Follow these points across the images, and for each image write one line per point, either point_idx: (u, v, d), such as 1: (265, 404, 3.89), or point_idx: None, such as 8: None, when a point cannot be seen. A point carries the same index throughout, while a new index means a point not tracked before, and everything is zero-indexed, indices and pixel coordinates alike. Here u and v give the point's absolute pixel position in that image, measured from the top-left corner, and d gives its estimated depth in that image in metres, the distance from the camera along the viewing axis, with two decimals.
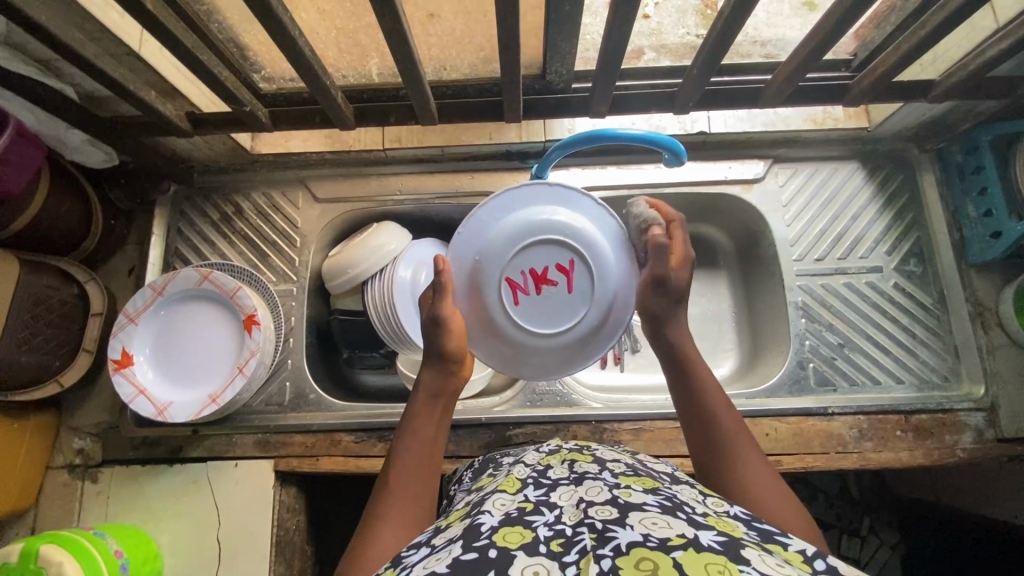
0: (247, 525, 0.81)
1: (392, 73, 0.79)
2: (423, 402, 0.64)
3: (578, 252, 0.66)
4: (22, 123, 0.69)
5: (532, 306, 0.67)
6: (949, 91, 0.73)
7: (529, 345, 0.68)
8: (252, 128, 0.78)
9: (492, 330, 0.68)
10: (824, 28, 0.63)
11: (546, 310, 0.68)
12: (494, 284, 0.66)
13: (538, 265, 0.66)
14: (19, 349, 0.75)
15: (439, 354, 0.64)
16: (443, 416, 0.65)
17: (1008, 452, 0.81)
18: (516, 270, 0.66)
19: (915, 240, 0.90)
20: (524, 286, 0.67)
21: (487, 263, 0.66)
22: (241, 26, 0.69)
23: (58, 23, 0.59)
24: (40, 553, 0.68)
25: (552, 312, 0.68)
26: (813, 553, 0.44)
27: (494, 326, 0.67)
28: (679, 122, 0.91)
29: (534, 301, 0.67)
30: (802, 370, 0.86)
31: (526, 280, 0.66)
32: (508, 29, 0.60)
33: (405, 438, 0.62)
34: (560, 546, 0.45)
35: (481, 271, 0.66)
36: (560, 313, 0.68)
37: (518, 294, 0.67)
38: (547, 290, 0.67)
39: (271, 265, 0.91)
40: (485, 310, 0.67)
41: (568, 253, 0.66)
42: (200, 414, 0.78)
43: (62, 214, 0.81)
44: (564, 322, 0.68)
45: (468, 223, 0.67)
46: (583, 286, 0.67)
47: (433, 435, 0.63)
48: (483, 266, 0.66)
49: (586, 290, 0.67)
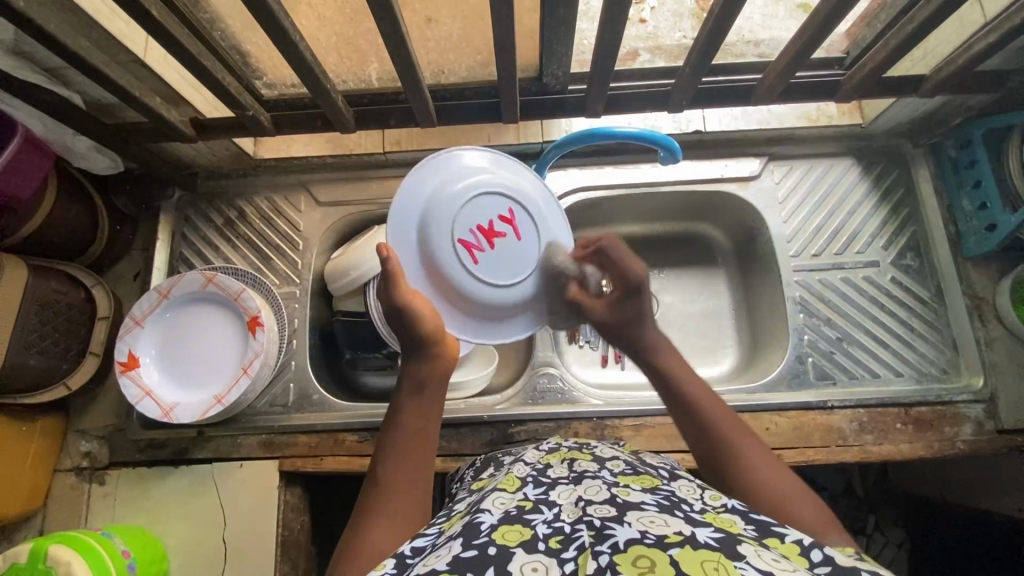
0: (252, 526, 0.82)
1: (390, 77, 0.81)
2: (404, 396, 0.65)
3: (513, 199, 0.70)
4: (30, 130, 0.71)
5: (493, 259, 0.69)
6: (939, 85, 0.75)
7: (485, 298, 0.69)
8: (255, 133, 0.79)
9: (458, 299, 0.68)
10: (812, 25, 0.65)
11: (494, 260, 0.69)
12: (447, 248, 0.66)
13: (484, 220, 0.68)
14: (27, 351, 0.76)
15: (418, 341, 0.66)
16: (434, 407, 0.66)
17: (1008, 443, 0.81)
18: (464, 229, 0.67)
19: (911, 235, 0.91)
20: (476, 245, 0.68)
21: (434, 234, 0.66)
22: (243, 33, 0.71)
23: (66, 32, 0.60)
24: (49, 553, 0.69)
25: (507, 262, 0.69)
26: (809, 544, 0.45)
27: (456, 291, 0.68)
28: (673, 120, 0.92)
29: (490, 256, 0.68)
30: (801, 364, 0.87)
31: (478, 237, 0.68)
32: (504, 32, 0.62)
33: (390, 430, 0.64)
34: (559, 542, 0.46)
35: (429, 251, 0.67)
36: (512, 263, 0.70)
37: (471, 252, 0.67)
38: (501, 241, 0.69)
39: (274, 269, 0.92)
40: (445, 280, 0.67)
41: (503, 202, 0.69)
42: (206, 414, 0.79)
43: (67, 220, 0.83)
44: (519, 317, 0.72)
45: (393, 215, 0.67)
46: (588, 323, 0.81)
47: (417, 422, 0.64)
48: (431, 230, 0.66)
49: (529, 229, 0.71)
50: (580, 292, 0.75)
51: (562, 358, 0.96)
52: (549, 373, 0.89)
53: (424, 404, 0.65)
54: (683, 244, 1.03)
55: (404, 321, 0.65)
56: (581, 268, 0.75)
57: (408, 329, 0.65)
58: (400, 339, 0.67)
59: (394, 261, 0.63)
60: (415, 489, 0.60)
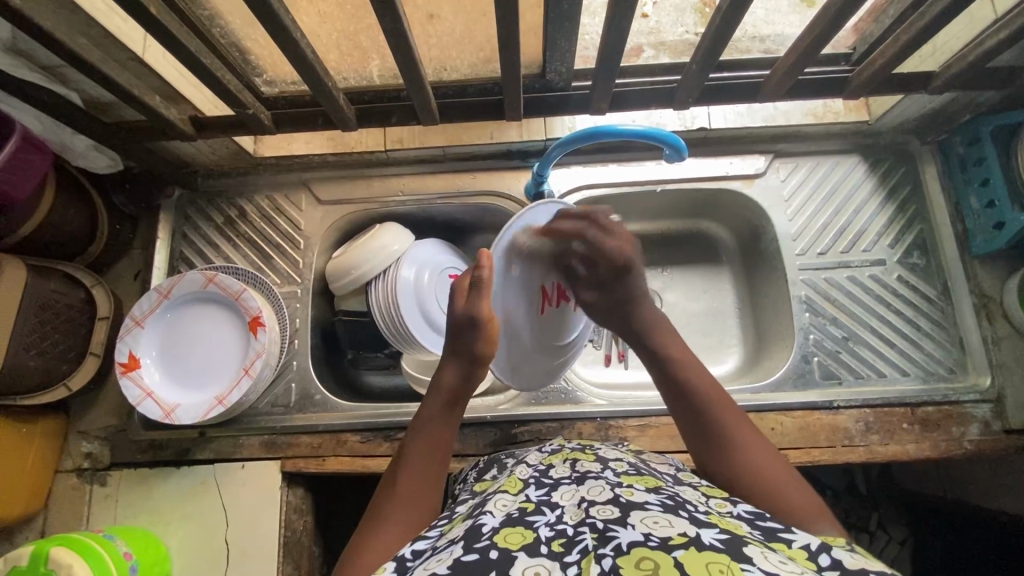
0: (255, 526, 0.82)
1: (392, 74, 0.80)
2: (437, 407, 0.67)
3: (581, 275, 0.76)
4: (28, 129, 0.70)
5: (554, 316, 0.75)
6: (949, 82, 0.74)
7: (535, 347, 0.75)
8: (255, 131, 0.78)
9: (514, 337, 0.73)
10: (822, 22, 0.64)
11: (559, 320, 0.76)
12: (530, 293, 0.72)
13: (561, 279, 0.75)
14: (27, 353, 0.75)
15: (471, 355, 0.68)
16: (457, 418, 0.68)
17: (1015, 443, 0.80)
18: (548, 280, 0.73)
19: (918, 233, 0.90)
20: (548, 299, 0.74)
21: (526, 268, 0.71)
22: (243, 30, 0.70)
23: (64, 30, 0.60)
24: (50, 556, 0.69)
25: (564, 322, 0.77)
26: (817, 548, 0.44)
27: (518, 333, 0.73)
28: (678, 117, 0.90)
29: (554, 313, 0.75)
30: (807, 364, 0.86)
31: (553, 292, 0.74)
32: (508, 30, 0.61)
33: (416, 433, 0.65)
34: (561, 546, 0.45)
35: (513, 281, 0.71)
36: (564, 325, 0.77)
37: (544, 303, 0.74)
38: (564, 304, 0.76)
39: (275, 267, 0.92)
40: (515, 320, 0.72)
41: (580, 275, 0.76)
42: (208, 415, 0.79)
43: (66, 220, 0.82)
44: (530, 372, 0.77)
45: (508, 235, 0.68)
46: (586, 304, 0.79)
47: (445, 436, 0.66)
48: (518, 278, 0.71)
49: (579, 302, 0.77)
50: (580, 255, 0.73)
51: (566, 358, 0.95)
52: None
53: (450, 419, 0.67)
54: (687, 242, 1.03)
55: (467, 329, 0.67)
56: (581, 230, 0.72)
57: (471, 339, 0.67)
58: (452, 343, 0.69)
59: (487, 276, 0.67)
60: (429, 495, 0.62)
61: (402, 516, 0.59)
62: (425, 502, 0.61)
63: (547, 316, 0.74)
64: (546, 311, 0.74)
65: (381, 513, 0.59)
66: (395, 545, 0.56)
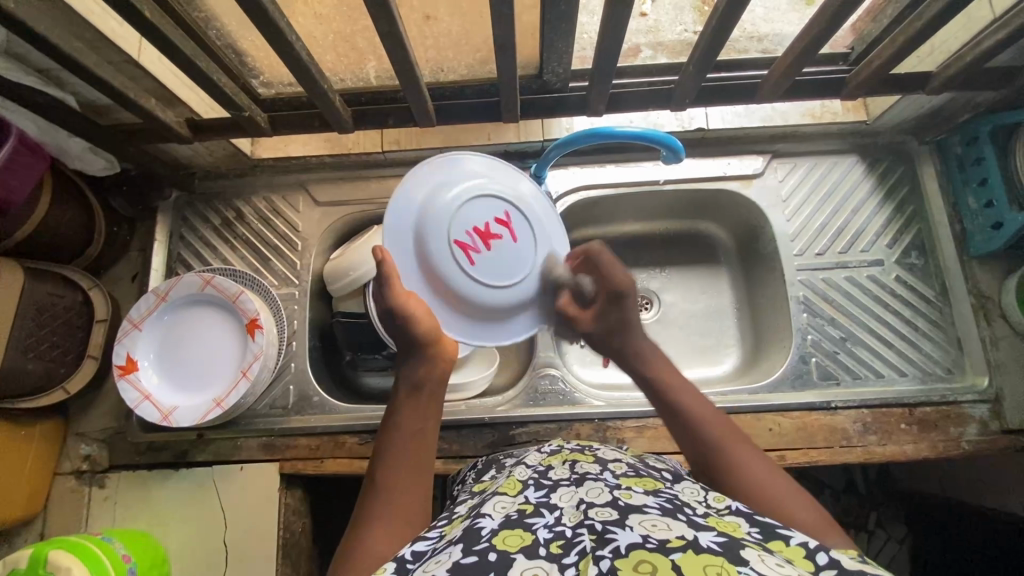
0: (253, 528, 0.82)
1: (389, 75, 0.80)
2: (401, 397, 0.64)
3: (508, 202, 0.68)
4: (23, 131, 0.70)
5: (489, 261, 0.66)
6: (947, 82, 0.73)
7: (481, 302, 0.66)
8: (252, 133, 0.78)
9: (448, 296, 0.66)
10: (819, 22, 0.63)
11: (498, 264, 0.66)
12: (443, 248, 0.64)
13: (480, 221, 0.65)
14: (25, 356, 0.75)
15: (409, 344, 0.64)
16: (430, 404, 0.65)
17: (1012, 444, 0.81)
18: (461, 229, 0.65)
19: (916, 233, 0.90)
20: (471, 246, 0.65)
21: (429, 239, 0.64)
22: (238, 31, 0.69)
23: (59, 34, 0.59)
24: (48, 558, 0.69)
25: (507, 263, 0.67)
26: (815, 547, 0.44)
27: (449, 292, 0.65)
28: (676, 118, 0.90)
29: (488, 258, 0.66)
30: (805, 364, 0.86)
31: (473, 238, 0.65)
32: (504, 32, 0.60)
33: (390, 433, 0.63)
34: (560, 548, 0.45)
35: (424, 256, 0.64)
36: (512, 266, 0.67)
37: (468, 254, 0.65)
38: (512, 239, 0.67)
39: (273, 269, 0.92)
40: (439, 279, 0.65)
41: (504, 204, 0.67)
42: (205, 418, 0.79)
43: (63, 222, 0.82)
44: (520, 316, 0.70)
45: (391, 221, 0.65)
46: (523, 231, 0.68)
47: (420, 424, 0.63)
48: (426, 238, 0.64)
49: (525, 227, 0.68)
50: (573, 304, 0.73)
51: (564, 359, 0.95)
52: (550, 374, 0.89)
53: (422, 407, 0.64)
54: (685, 242, 1.02)
55: (398, 325, 0.63)
56: (575, 279, 0.72)
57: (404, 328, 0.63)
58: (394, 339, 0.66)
59: (391, 266, 0.62)
60: (415, 490, 0.59)
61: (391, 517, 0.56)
62: (413, 501, 0.58)
63: (478, 264, 0.65)
64: (473, 258, 0.65)
65: (367, 519, 0.56)
66: (388, 540, 0.54)
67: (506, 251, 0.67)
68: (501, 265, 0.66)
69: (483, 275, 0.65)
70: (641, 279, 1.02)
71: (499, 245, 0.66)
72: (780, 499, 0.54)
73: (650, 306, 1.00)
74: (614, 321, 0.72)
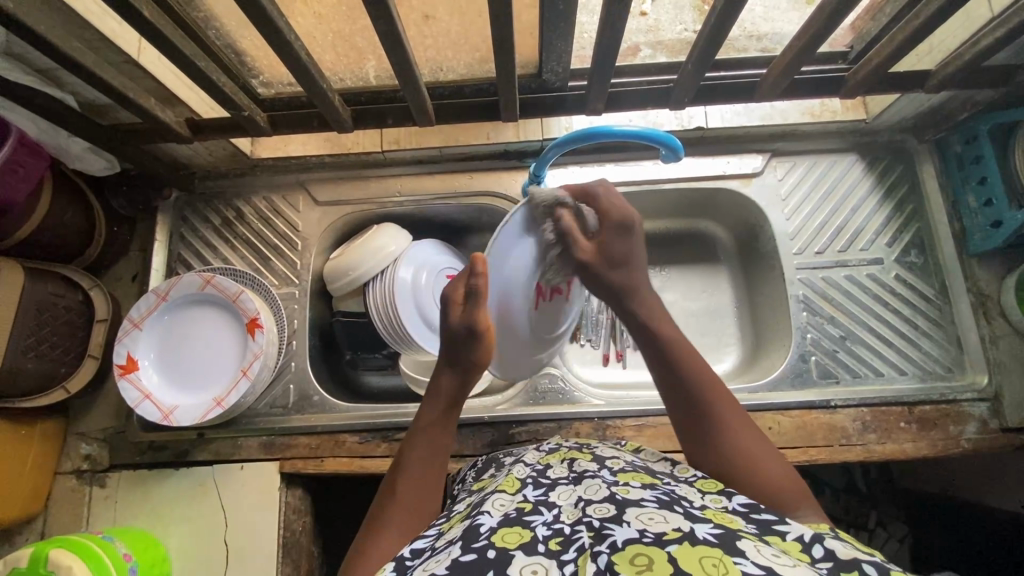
0: (254, 527, 0.82)
1: (388, 74, 0.80)
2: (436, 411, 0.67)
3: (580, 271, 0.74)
4: (24, 132, 0.70)
5: (547, 310, 0.72)
6: (945, 80, 0.73)
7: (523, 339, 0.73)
8: (251, 133, 0.78)
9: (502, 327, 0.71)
10: (818, 21, 0.63)
11: (551, 317, 0.73)
12: (525, 290, 0.68)
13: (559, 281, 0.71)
14: (25, 355, 0.75)
15: (466, 363, 0.67)
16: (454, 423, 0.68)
17: (1012, 442, 0.81)
18: (545, 281, 0.69)
19: (915, 231, 0.90)
20: (543, 296, 0.71)
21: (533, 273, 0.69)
22: (238, 31, 0.69)
23: (58, 34, 0.60)
24: (49, 557, 0.69)
25: (557, 316, 0.74)
26: (811, 539, 0.44)
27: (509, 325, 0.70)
28: (675, 117, 0.90)
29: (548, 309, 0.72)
30: (804, 363, 0.86)
31: (549, 289, 0.70)
32: (503, 31, 0.61)
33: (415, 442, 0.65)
34: (559, 544, 0.45)
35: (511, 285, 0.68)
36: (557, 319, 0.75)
37: (539, 300, 0.70)
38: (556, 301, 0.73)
39: (273, 269, 0.92)
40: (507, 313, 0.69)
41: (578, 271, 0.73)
42: (205, 417, 0.79)
43: (64, 222, 0.82)
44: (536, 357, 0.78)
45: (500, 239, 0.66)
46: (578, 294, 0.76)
47: (442, 441, 0.66)
48: (515, 276, 0.67)
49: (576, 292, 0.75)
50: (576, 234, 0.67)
51: (564, 359, 0.95)
52: (550, 373, 0.89)
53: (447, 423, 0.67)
54: (684, 241, 1.02)
55: (465, 341, 0.66)
56: (574, 207, 0.67)
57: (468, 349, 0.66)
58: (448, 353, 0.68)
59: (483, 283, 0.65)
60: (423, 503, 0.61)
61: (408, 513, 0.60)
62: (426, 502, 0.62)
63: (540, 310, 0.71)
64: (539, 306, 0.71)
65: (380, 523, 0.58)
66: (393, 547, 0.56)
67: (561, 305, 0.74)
68: (550, 316, 0.73)
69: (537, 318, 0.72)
70: None
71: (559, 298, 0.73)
72: (758, 462, 0.58)
73: None
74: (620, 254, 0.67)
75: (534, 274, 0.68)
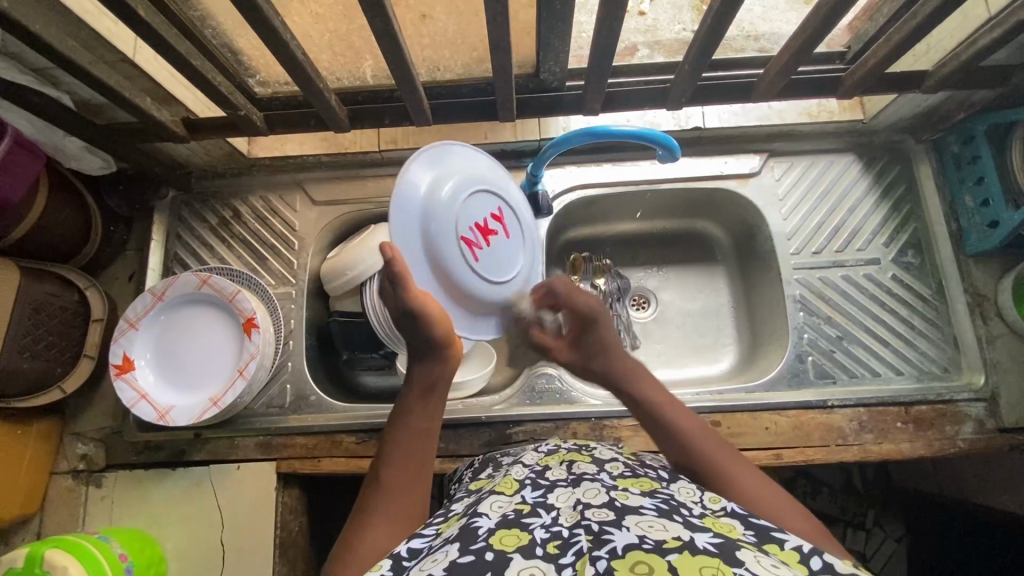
0: (250, 527, 0.82)
1: (385, 74, 0.80)
2: (413, 397, 0.67)
3: (499, 199, 0.70)
4: (20, 131, 0.70)
5: (490, 255, 0.68)
6: (943, 80, 0.73)
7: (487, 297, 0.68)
8: (248, 132, 0.78)
9: (456, 295, 0.66)
10: (815, 21, 0.63)
11: (497, 258, 0.68)
12: (452, 249, 0.64)
13: (480, 220, 0.67)
14: (21, 355, 0.75)
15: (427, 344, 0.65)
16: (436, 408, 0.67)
17: (1008, 442, 0.81)
18: (465, 228, 0.65)
19: (913, 232, 0.90)
20: (474, 243, 0.66)
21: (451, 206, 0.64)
22: (234, 31, 0.69)
23: (54, 33, 0.59)
24: (45, 557, 0.69)
25: (505, 258, 0.69)
26: (809, 552, 0.44)
27: (460, 291, 0.66)
28: (672, 117, 0.89)
29: (488, 253, 0.67)
30: (801, 363, 0.86)
31: (476, 235, 0.66)
32: (500, 30, 0.60)
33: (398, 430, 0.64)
34: (557, 547, 0.45)
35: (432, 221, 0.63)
36: (511, 260, 0.70)
37: (472, 251, 0.66)
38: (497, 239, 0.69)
39: (270, 269, 0.92)
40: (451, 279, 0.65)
41: (496, 200, 0.70)
42: (202, 417, 0.79)
43: (60, 221, 0.82)
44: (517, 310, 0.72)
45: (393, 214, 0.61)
46: (513, 226, 0.71)
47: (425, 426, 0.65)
48: (433, 239, 0.63)
49: (514, 230, 0.71)
50: (545, 334, 0.76)
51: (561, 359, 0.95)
52: (547, 373, 0.89)
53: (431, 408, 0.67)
54: (682, 241, 1.03)
55: (410, 325, 0.64)
56: (539, 314, 0.75)
57: (419, 330, 0.64)
58: (409, 341, 0.66)
59: (399, 265, 0.59)
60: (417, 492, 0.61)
61: (398, 507, 0.58)
62: (416, 496, 0.60)
63: (481, 257, 0.67)
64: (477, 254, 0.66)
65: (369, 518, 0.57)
66: (385, 541, 0.55)
67: (502, 242, 0.69)
68: (498, 258, 0.69)
69: (487, 265, 0.67)
70: (638, 278, 1.02)
71: (494, 236, 0.68)
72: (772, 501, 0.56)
73: (648, 305, 1.00)
74: (593, 347, 0.74)
75: (449, 225, 0.64)
